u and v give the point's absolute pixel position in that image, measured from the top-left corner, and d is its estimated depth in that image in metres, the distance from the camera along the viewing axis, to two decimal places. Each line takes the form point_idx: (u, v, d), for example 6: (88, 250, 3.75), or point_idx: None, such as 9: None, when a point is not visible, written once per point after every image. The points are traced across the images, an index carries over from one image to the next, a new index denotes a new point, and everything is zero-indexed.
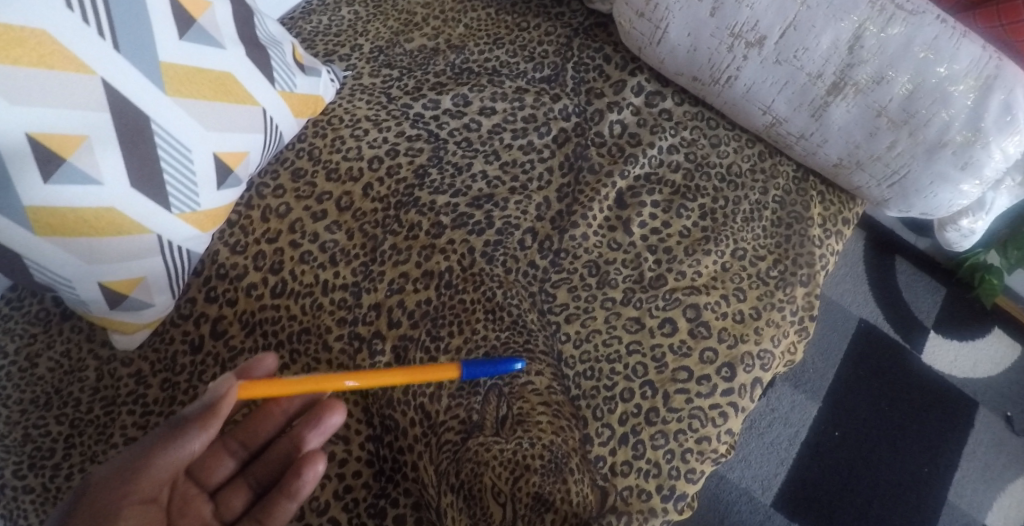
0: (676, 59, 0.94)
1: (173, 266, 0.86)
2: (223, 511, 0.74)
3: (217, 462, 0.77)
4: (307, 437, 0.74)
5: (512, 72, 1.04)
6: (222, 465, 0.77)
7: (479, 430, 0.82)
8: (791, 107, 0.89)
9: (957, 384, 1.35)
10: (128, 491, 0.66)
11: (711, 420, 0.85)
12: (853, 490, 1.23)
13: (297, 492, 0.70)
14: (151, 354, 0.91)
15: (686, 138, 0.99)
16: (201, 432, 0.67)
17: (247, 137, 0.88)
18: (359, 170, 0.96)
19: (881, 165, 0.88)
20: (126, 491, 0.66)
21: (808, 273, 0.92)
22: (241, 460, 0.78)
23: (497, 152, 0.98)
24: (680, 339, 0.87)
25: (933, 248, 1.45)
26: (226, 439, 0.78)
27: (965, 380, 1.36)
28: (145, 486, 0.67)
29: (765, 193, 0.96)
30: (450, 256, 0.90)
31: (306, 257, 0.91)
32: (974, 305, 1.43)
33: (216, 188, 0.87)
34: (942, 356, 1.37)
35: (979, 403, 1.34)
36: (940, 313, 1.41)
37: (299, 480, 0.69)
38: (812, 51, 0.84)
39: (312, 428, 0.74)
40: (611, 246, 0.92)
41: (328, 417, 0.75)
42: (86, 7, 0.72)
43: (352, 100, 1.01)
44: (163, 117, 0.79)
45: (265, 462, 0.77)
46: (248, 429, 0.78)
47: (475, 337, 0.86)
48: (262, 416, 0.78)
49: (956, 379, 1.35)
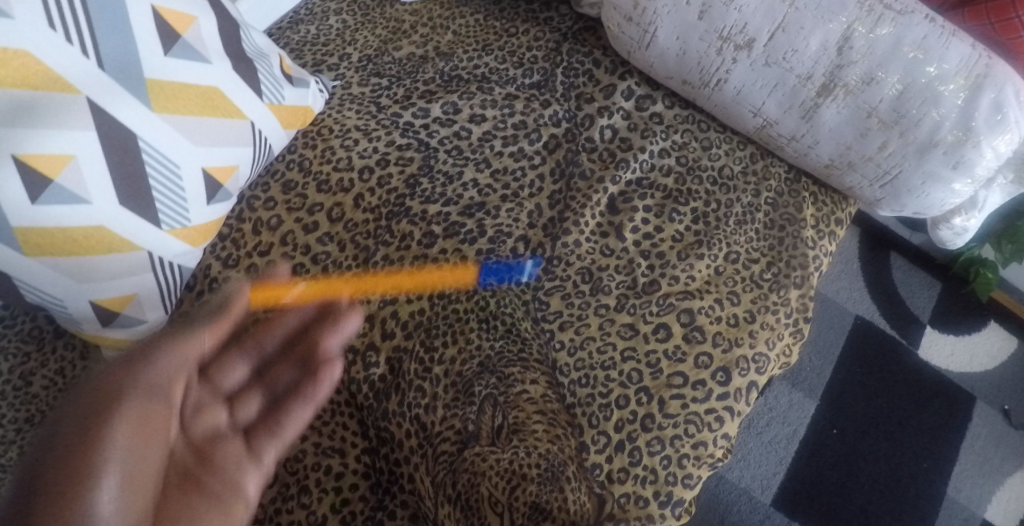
0: (665, 62, 0.94)
1: (165, 282, 0.86)
2: (237, 418, 0.72)
3: (226, 370, 0.74)
4: (324, 340, 0.76)
5: (501, 78, 1.03)
6: (230, 376, 0.74)
7: (474, 440, 0.82)
8: (781, 109, 0.89)
9: (954, 379, 1.35)
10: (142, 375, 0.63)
11: (707, 425, 0.85)
12: (852, 487, 1.23)
13: (321, 395, 0.72)
14: None
15: (677, 141, 0.98)
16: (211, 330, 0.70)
17: (236, 151, 0.87)
18: (350, 181, 0.95)
19: (872, 165, 0.88)
20: (138, 378, 0.63)
21: (801, 275, 0.92)
22: (251, 368, 0.76)
23: (488, 159, 0.97)
24: (675, 344, 0.87)
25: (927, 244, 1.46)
26: (240, 346, 0.77)
27: (962, 374, 1.36)
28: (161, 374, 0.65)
29: (757, 196, 0.95)
30: (443, 265, 0.90)
31: (298, 270, 0.91)
32: (969, 300, 1.43)
33: (206, 203, 0.87)
34: (939, 352, 1.37)
35: (977, 396, 1.34)
36: (935, 308, 1.41)
37: (320, 382, 0.72)
38: (802, 52, 0.84)
39: (329, 333, 0.76)
40: (604, 252, 0.92)
41: (344, 323, 0.77)
42: (70, 25, 0.72)
43: (342, 110, 1.00)
44: (151, 133, 0.79)
45: (280, 368, 0.76)
46: (256, 344, 0.77)
47: (469, 348, 0.87)
48: (274, 324, 0.78)
49: (953, 373, 1.35)
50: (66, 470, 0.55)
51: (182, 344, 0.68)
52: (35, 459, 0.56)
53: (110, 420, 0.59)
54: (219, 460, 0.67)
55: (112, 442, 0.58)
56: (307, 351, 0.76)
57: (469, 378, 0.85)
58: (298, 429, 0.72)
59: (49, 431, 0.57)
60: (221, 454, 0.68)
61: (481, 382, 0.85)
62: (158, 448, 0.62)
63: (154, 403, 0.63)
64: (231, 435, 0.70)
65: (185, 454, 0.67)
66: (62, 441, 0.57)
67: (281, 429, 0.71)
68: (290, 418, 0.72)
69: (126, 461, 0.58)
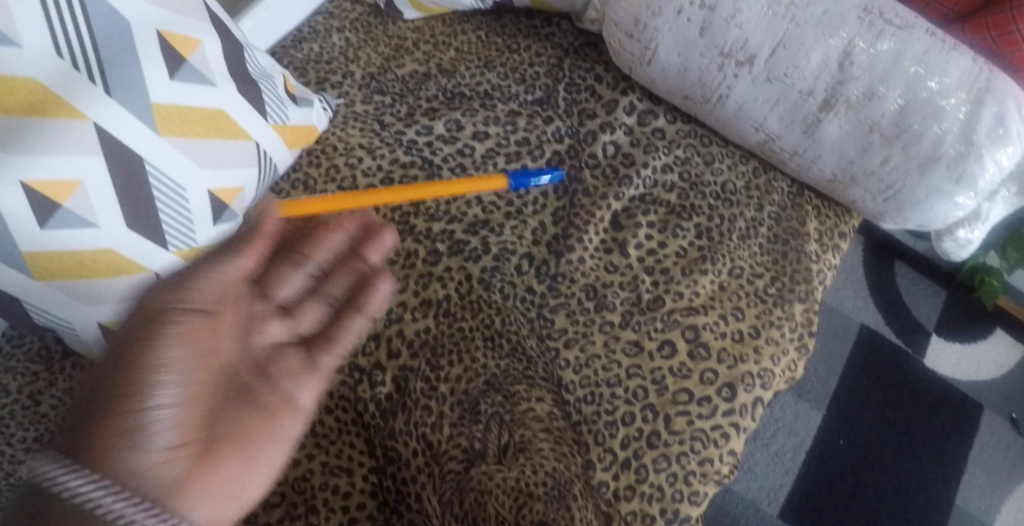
0: (666, 77, 0.94)
1: None
2: (294, 329, 0.74)
3: (285, 281, 0.76)
4: (368, 251, 0.79)
5: (504, 95, 1.04)
6: (289, 286, 0.76)
7: (481, 458, 0.82)
8: (784, 124, 0.89)
9: (960, 388, 1.34)
10: (179, 301, 0.64)
11: (713, 441, 0.85)
12: (859, 498, 1.23)
13: (368, 305, 0.75)
14: None
15: (680, 156, 0.98)
16: (245, 251, 0.69)
17: (241, 172, 0.88)
18: (354, 199, 0.95)
19: (875, 180, 0.87)
20: (177, 302, 0.64)
21: (806, 290, 0.92)
22: (309, 275, 0.78)
23: (491, 176, 0.97)
24: (680, 361, 0.87)
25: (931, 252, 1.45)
26: (294, 254, 0.78)
27: (969, 383, 1.35)
28: (196, 299, 0.65)
29: (760, 210, 0.95)
30: (448, 284, 0.91)
31: None
32: (975, 307, 1.42)
33: (213, 224, 0.86)
34: (945, 361, 1.37)
35: (983, 405, 1.33)
36: (940, 317, 1.41)
37: (366, 295, 0.76)
38: (803, 68, 0.84)
39: (370, 246, 0.79)
40: (608, 269, 0.93)
41: (382, 238, 0.80)
42: (75, 53, 0.73)
43: (345, 128, 1.01)
44: (155, 156, 0.79)
45: (336, 275, 0.78)
46: (310, 255, 0.78)
47: (475, 366, 0.87)
48: (322, 233, 0.80)
49: (959, 382, 1.35)
50: (116, 397, 0.58)
51: (219, 269, 0.67)
52: (92, 395, 0.60)
53: (159, 342, 0.61)
54: (280, 371, 0.71)
55: (167, 360, 0.61)
56: (356, 261, 0.78)
57: (475, 396, 0.86)
58: (352, 339, 0.74)
59: (103, 365, 0.61)
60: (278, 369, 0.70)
61: (487, 400, 0.86)
62: (207, 369, 0.64)
63: (201, 327, 0.64)
64: (286, 348, 0.73)
65: (244, 365, 0.69)
66: (121, 357, 0.60)
67: (337, 341, 0.74)
68: (345, 331, 0.74)
69: (180, 379, 0.62)
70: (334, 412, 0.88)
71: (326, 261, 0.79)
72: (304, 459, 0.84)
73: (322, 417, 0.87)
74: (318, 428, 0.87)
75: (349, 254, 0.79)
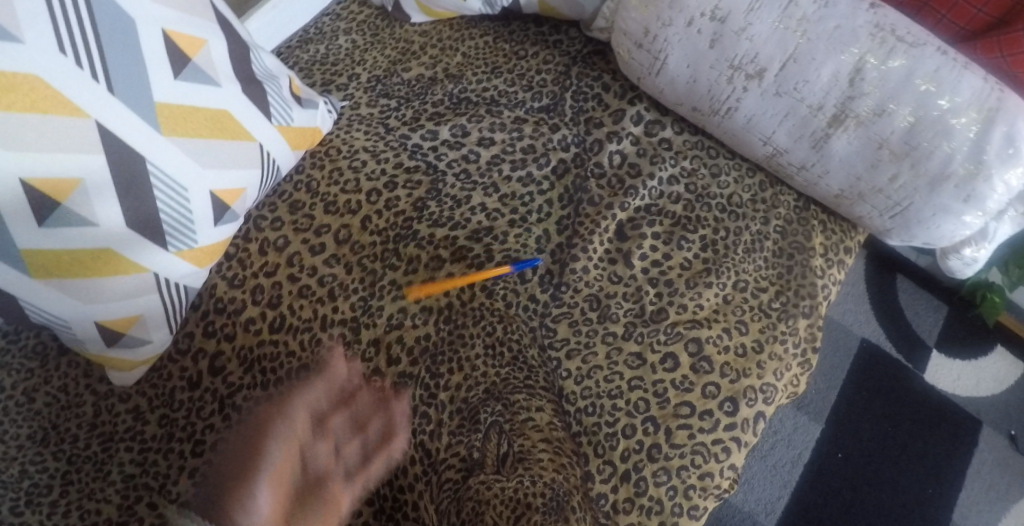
0: (674, 88, 0.93)
1: (170, 302, 0.85)
2: (344, 453, 0.79)
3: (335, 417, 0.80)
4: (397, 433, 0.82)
5: (510, 101, 1.03)
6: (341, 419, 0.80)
7: (479, 467, 0.82)
8: (792, 138, 0.88)
9: (960, 404, 1.34)
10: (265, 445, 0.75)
11: (714, 456, 0.84)
12: (857, 513, 1.22)
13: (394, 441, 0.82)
14: (150, 390, 0.89)
15: (686, 167, 0.98)
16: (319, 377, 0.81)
17: (243, 173, 0.87)
18: (357, 203, 0.95)
19: (883, 197, 0.87)
20: (274, 422, 0.77)
21: (810, 305, 0.91)
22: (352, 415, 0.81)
23: (496, 184, 0.97)
24: (682, 374, 0.87)
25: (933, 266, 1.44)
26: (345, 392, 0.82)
27: (968, 399, 1.34)
28: (279, 434, 0.76)
29: (766, 224, 0.95)
30: (450, 291, 0.91)
31: (304, 292, 0.91)
32: (976, 324, 1.41)
33: (213, 224, 0.86)
34: (945, 377, 1.36)
35: (982, 422, 1.32)
36: (942, 333, 1.40)
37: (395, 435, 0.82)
38: (813, 83, 0.83)
39: (397, 405, 0.84)
40: (611, 279, 0.92)
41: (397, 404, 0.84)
42: (80, 50, 0.72)
43: (350, 131, 1.00)
44: (158, 156, 0.78)
45: (375, 407, 0.83)
46: (354, 382, 0.83)
47: (475, 374, 0.87)
48: (366, 391, 0.83)
49: (958, 399, 1.34)
50: (229, 491, 0.73)
51: (297, 395, 0.79)
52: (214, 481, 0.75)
53: (263, 452, 0.75)
54: (330, 482, 0.77)
55: (253, 478, 0.74)
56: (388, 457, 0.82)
57: (475, 405, 0.85)
58: (380, 471, 0.81)
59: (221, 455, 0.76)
60: (330, 484, 0.77)
61: (487, 409, 0.85)
62: (291, 478, 0.76)
63: (285, 435, 0.76)
64: (339, 472, 0.78)
65: (304, 486, 0.76)
66: (236, 452, 0.75)
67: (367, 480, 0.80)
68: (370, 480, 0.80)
69: (272, 478, 0.74)
70: None
71: (368, 394, 0.83)
72: None
73: None
74: None
75: (383, 395, 0.84)
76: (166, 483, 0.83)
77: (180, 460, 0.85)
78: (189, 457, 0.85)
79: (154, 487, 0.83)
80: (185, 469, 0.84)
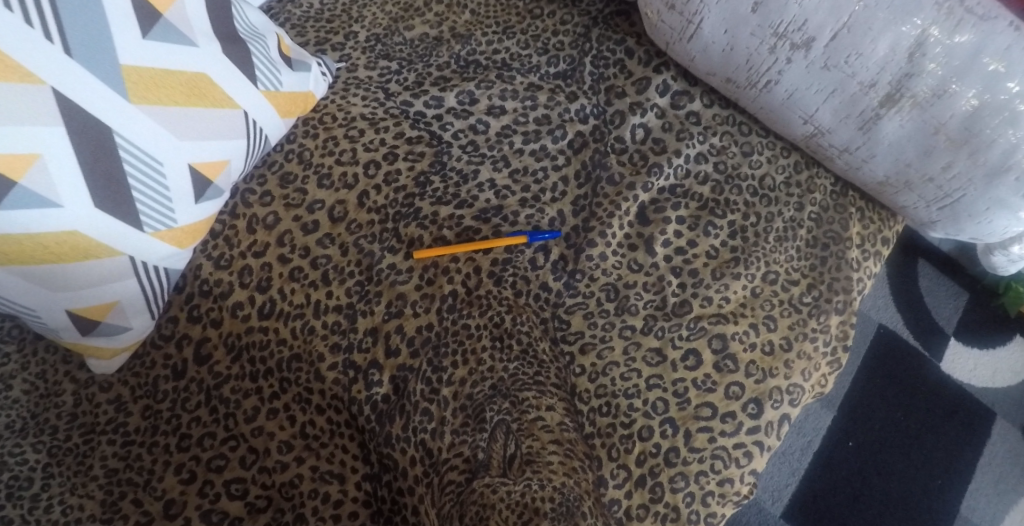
0: (709, 56, 0.84)
1: (150, 287, 0.78)
2: None
3: None
4: None
5: (523, 65, 0.94)
6: None
7: (485, 470, 0.76)
8: (837, 118, 0.80)
9: (974, 394, 1.28)
10: None
11: (735, 460, 0.79)
12: (865, 502, 1.18)
13: None
14: (132, 379, 0.82)
15: (716, 145, 0.89)
16: None
17: (228, 144, 0.78)
18: (354, 176, 0.87)
19: (932, 187, 0.79)
20: None
21: (843, 301, 0.84)
22: None
23: (506, 157, 0.89)
24: (705, 373, 0.81)
25: (956, 250, 1.37)
26: None
27: (983, 389, 1.29)
28: None
29: (800, 210, 0.87)
30: (455, 277, 0.84)
31: (296, 274, 0.84)
32: (997, 312, 1.34)
33: (195, 201, 0.78)
34: (961, 366, 1.30)
35: (996, 414, 1.27)
36: (961, 320, 1.33)
37: None
38: (866, 57, 0.75)
39: None
40: (631, 268, 0.85)
41: None
42: (29, 6, 0.62)
43: (347, 95, 0.91)
44: (128, 128, 0.70)
45: None
46: None
47: (480, 369, 0.81)
48: None
49: (973, 389, 1.28)
50: None
51: None
52: None
53: None
54: None
55: None
56: None
57: (480, 402, 0.79)
58: None
59: None
60: None
61: (493, 406, 0.79)
62: None
63: None
64: None
65: None
66: None
67: None
68: None
69: None
70: (326, 412, 0.80)
71: None
72: (294, 462, 0.78)
73: (313, 417, 0.80)
74: (308, 429, 0.80)
75: None
76: (151, 480, 0.78)
77: (165, 455, 0.79)
78: (174, 451, 0.79)
79: (139, 482, 0.78)
80: (170, 464, 0.78)
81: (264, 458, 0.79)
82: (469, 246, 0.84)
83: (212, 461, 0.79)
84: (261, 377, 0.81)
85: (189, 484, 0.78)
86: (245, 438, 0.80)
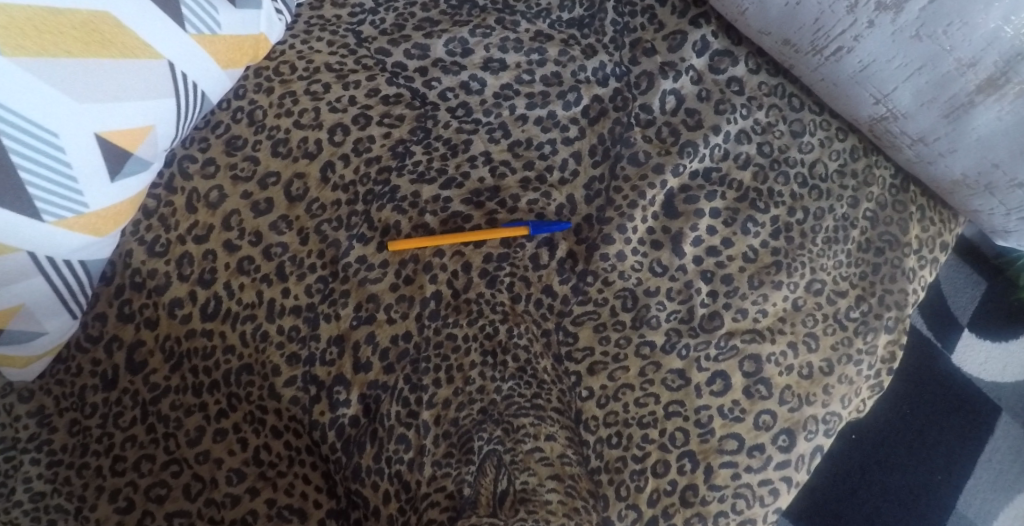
0: (766, 10, 0.68)
1: (63, 283, 0.62)
2: None
3: None
4: None
5: (530, 8, 0.78)
6: None
7: (471, 509, 0.63)
8: (918, 99, 0.65)
9: (984, 390, 1.08)
10: None
11: (759, 499, 0.65)
12: (863, 496, 1.01)
13: None
14: (56, 387, 0.67)
15: (760, 121, 0.75)
16: None
17: (151, 107, 0.61)
18: (316, 143, 0.71)
19: (1019, 194, 0.65)
20: None
21: (896, 317, 0.70)
22: None
23: (505, 124, 0.74)
24: (733, 399, 0.67)
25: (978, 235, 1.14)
26: None
27: (991, 385, 1.08)
28: None
29: (855, 206, 0.73)
30: (438, 276, 0.70)
31: (246, 267, 0.69)
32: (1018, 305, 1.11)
33: (110, 180, 0.62)
34: (972, 359, 1.09)
35: (1000, 409, 1.07)
36: (977, 313, 1.11)
37: None
38: (972, 28, 0.58)
39: None
40: (653, 270, 0.71)
41: None
42: None
43: (310, 40, 0.75)
44: (10, 90, 0.53)
45: None
46: None
47: (468, 389, 0.68)
48: None
49: (983, 384, 1.08)
50: None
51: None
52: None
53: None
54: None
55: None
56: None
57: (467, 429, 0.66)
58: None
59: None
60: None
61: (481, 434, 0.66)
62: None
63: None
64: None
65: None
66: None
67: None
68: None
69: None
70: (283, 436, 0.67)
71: None
72: (246, 494, 0.65)
73: (268, 441, 0.67)
74: (262, 455, 0.66)
75: None
76: (83, 508, 0.64)
77: (97, 480, 0.65)
78: (108, 476, 0.65)
79: (69, 511, 0.64)
80: (104, 491, 0.65)
81: (211, 489, 0.65)
82: (457, 237, 0.70)
83: (152, 489, 0.65)
84: (207, 391, 0.67)
85: (127, 514, 0.64)
86: (189, 463, 0.66)
